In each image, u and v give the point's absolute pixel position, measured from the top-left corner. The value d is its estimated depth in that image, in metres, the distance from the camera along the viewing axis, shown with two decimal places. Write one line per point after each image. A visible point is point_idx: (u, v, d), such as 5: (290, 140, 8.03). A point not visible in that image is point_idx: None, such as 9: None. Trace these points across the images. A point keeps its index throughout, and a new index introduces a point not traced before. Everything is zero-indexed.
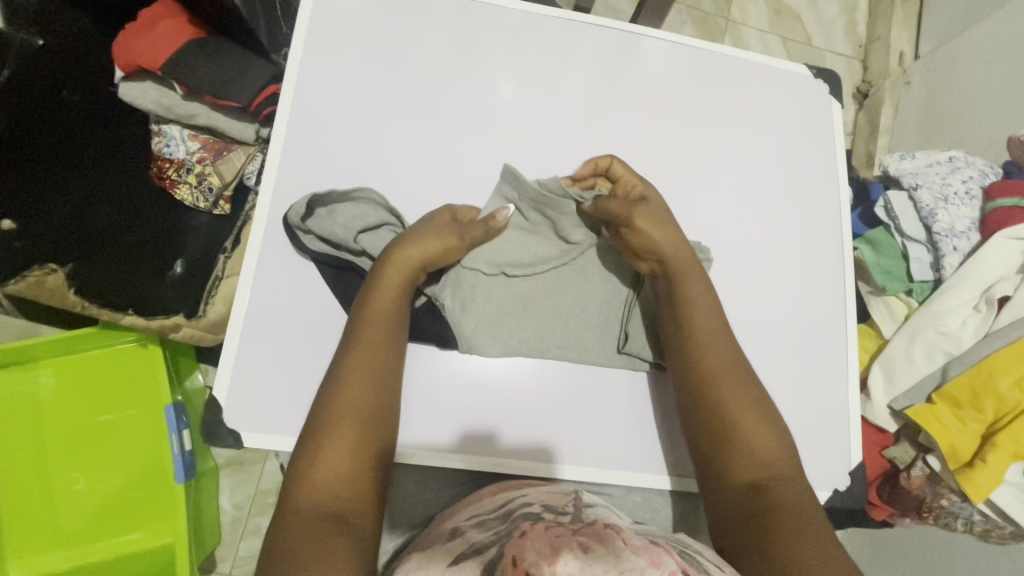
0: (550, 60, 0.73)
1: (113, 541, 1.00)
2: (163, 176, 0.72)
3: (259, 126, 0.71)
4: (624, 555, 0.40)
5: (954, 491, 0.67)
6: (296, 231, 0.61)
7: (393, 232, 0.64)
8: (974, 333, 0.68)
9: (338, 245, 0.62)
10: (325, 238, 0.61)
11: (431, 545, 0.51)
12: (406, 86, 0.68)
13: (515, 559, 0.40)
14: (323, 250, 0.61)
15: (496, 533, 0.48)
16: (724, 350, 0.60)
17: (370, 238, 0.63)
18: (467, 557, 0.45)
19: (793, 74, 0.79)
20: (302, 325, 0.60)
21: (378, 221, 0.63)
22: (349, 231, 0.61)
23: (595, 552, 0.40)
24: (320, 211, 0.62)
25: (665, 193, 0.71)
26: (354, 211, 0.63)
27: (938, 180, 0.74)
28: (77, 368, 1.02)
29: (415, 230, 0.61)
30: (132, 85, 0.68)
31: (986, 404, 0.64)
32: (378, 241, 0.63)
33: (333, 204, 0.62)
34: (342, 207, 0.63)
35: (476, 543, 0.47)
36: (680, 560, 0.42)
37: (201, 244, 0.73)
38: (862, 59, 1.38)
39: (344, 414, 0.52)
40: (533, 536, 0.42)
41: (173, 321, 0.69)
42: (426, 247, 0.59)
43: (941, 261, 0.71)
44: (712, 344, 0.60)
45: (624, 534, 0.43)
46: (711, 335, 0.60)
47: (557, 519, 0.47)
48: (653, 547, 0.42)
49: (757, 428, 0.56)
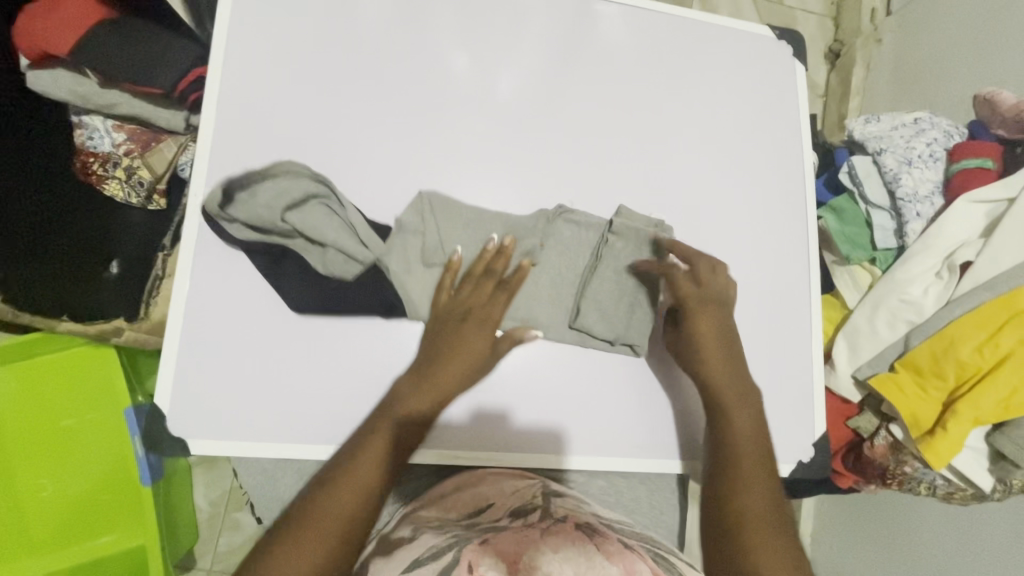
0: (499, 29, 0.69)
1: (86, 546, 0.99)
2: (88, 171, 0.66)
3: (188, 113, 0.66)
4: (597, 560, 0.42)
5: (918, 458, 0.66)
6: (219, 221, 0.58)
7: (321, 204, 0.60)
8: (936, 300, 0.67)
9: (266, 230, 0.59)
10: (251, 225, 0.59)
11: (389, 547, 0.50)
12: (344, 65, 0.64)
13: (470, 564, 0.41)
14: (252, 239, 0.59)
15: (455, 537, 0.48)
16: (745, 425, 0.61)
17: (298, 214, 0.59)
18: (423, 561, 0.45)
19: (756, 36, 0.75)
20: (245, 327, 0.57)
21: (303, 194, 0.60)
22: (272, 210, 0.59)
23: (565, 554, 0.42)
24: (239, 196, 0.59)
25: (626, 169, 0.68)
26: (276, 188, 0.60)
27: (903, 143, 0.72)
28: (32, 375, 0.98)
29: (451, 357, 0.59)
30: (42, 72, 0.62)
31: (947, 370, 0.63)
32: (307, 216, 0.60)
33: (253, 185, 0.60)
34: (262, 187, 0.60)
35: (435, 545, 0.46)
36: (653, 565, 0.44)
37: (136, 240, 0.67)
38: (834, 17, 1.35)
39: (322, 525, 0.48)
40: (492, 545, 0.44)
41: (113, 325, 0.65)
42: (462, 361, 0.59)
43: (905, 228, 0.70)
44: (737, 414, 0.62)
45: (598, 540, 0.45)
46: (742, 411, 0.62)
47: (525, 516, 0.50)
48: (626, 553, 0.44)
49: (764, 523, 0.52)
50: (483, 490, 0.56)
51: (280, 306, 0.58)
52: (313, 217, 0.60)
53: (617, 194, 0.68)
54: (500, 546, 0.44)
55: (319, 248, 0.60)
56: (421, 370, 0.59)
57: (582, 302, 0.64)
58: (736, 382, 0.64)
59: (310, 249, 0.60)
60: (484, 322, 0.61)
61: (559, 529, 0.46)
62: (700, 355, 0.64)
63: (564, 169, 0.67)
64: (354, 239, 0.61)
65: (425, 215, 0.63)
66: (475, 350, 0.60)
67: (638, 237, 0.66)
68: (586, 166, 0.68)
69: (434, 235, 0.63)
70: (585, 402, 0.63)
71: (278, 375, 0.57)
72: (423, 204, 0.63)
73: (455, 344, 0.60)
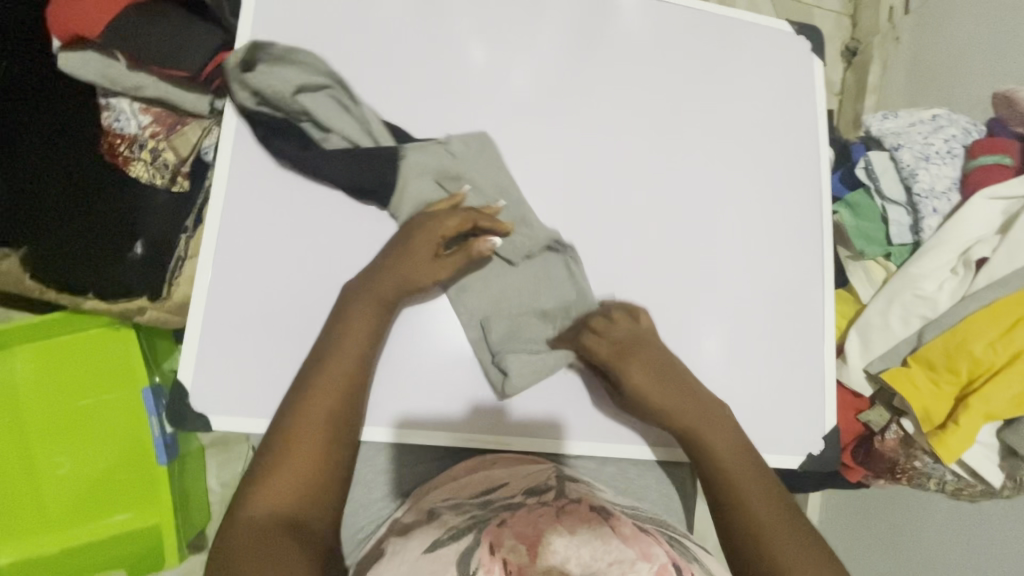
0: (519, 20, 0.69)
1: (101, 523, 1.01)
2: (115, 154, 0.67)
3: (214, 97, 0.67)
4: (613, 544, 0.42)
5: (928, 453, 0.67)
6: (231, 81, 0.61)
7: (333, 97, 0.63)
8: (951, 295, 0.67)
9: (274, 102, 0.61)
10: (259, 94, 0.61)
11: (411, 527, 0.52)
12: (367, 52, 0.65)
13: (492, 547, 0.42)
14: (256, 106, 0.61)
15: (473, 517, 0.49)
16: (724, 440, 0.60)
17: (309, 99, 0.62)
18: (444, 542, 0.46)
19: (775, 31, 0.75)
20: (267, 307, 0.59)
21: (320, 84, 0.62)
22: (287, 86, 0.61)
23: (582, 535, 0.43)
24: (259, 67, 0.61)
25: (643, 160, 0.69)
26: (295, 70, 0.62)
27: (920, 139, 0.72)
28: (53, 355, 1.00)
29: (399, 257, 0.59)
30: (72, 54, 0.63)
31: (960, 365, 0.63)
32: (317, 104, 0.62)
33: (277, 60, 0.62)
34: (281, 65, 0.62)
35: (454, 527, 0.48)
36: (670, 551, 0.44)
37: (160, 223, 0.69)
38: (851, 15, 1.35)
39: (300, 439, 0.52)
40: (510, 527, 0.45)
41: (138, 304, 0.69)
42: (405, 273, 0.59)
43: (920, 224, 0.70)
44: (712, 432, 0.60)
45: (613, 522, 0.46)
46: (717, 426, 0.60)
47: (541, 496, 0.51)
48: (642, 536, 0.45)
49: (761, 488, 0.57)
50: (496, 475, 0.57)
51: (300, 287, 0.60)
52: (322, 105, 0.62)
53: (632, 184, 0.68)
54: (516, 527, 0.45)
55: (320, 133, 0.63)
56: (371, 274, 0.59)
57: (491, 318, 0.62)
58: (703, 405, 0.61)
59: (311, 131, 0.62)
60: (436, 232, 0.60)
61: (573, 510, 0.47)
62: (640, 403, 0.61)
63: (580, 158, 0.68)
64: (361, 132, 0.63)
65: (467, 149, 0.65)
66: (421, 254, 0.59)
67: (644, 236, 0.67)
68: (602, 156, 0.68)
69: (454, 162, 0.64)
70: (597, 389, 0.64)
71: (298, 355, 0.58)
72: (479, 140, 0.65)
73: (403, 252, 0.59)
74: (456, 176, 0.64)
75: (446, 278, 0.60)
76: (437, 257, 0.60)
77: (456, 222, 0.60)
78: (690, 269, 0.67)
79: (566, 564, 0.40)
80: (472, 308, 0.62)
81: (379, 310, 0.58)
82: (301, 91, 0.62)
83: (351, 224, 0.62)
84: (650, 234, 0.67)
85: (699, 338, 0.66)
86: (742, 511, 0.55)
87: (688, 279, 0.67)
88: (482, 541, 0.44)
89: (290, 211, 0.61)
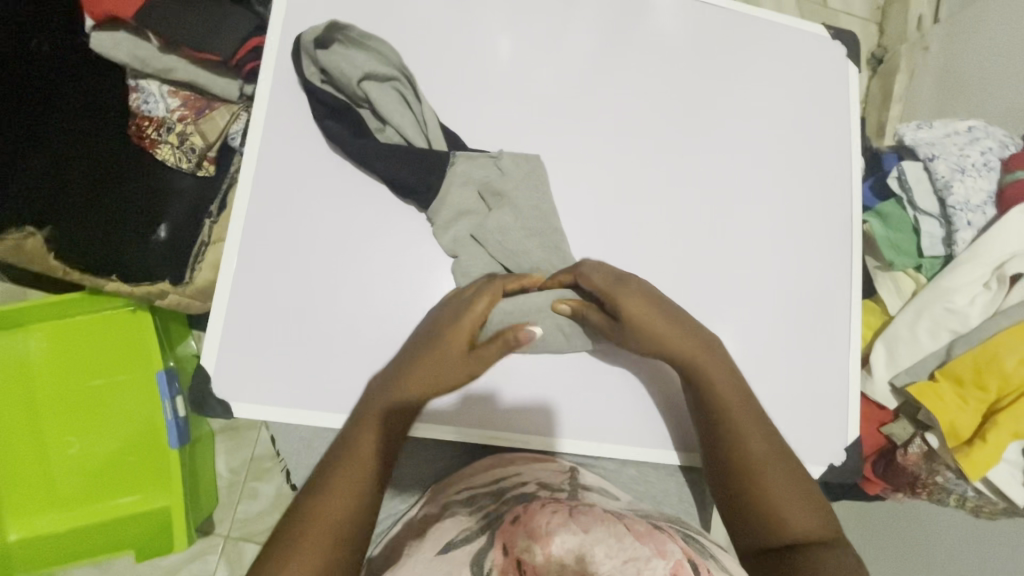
0: (552, 15, 0.68)
1: (110, 504, 1.01)
2: (142, 136, 0.69)
3: (243, 83, 0.66)
4: (629, 540, 0.40)
5: (951, 469, 0.66)
6: (304, 52, 0.61)
7: (397, 91, 0.62)
8: (982, 310, 0.67)
9: (339, 83, 0.61)
10: (327, 73, 0.61)
11: (422, 527, 0.52)
12: (399, 43, 0.64)
13: (506, 547, 0.41)
14: (320, 84, 0.61)
15: (486, 517, 0.48)
16: (725, 386, 0.58)
17: (374, 87, 0.62)
18: (457, 544, 0.46)
19: (809, 34, 0.74)
20: (292, 296, 0.58)
21: (387, 75, 0.62)
22: (355, 70, 0.60)
23: (596, 530, 0.41)
24: (334, 45, 0.61)
25: (672, 162, 0.68)
26: (367, 57, 0.62)
27: (956, 151, 0.71)
28: (67, 334, 1.00)
29: (433, 351, 0.56)
30: (105, 35, 0.64)
31: (989, 382, 0.64)
32: (381, 93, 0.62)
33: (353, 43, 0.62)
34: (355, 49, 0.62)
35: (466, 528, 0.48)
36: (685, 546, 0.43)
37: (185, 206, 0.70)
38: (878, 23, 1.33)
39: (320, 529, 0.47)
40: (523, 523, 0.43)
41: (159, 288, 0.68)
42: (424, 373, 0.56)
43: (954, 237, 0.69)
44: (711, 368, 0.59)
45: (629, 520, 0.44)
46: (716, 366, 0.59)
47: (554, 494, 0.51)
48: (657, 535, 0.43)
49: (786, 481, 0.55)
50: (517, 469, 0.57)
51: (327, 277, 0.59)
52: (386, 96, 0.62)
53: (662, 186, 0.67)
54: (530, 520, 0.44)
55: (378, 123, 0.63)
56: (389, 375, 0.56)
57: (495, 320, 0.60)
58: (702, 345, 0.59)
59: (369, 120, 0.63)
60: (459, 322, 0.56)
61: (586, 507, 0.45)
62: (643, 332, 0.58)
63: (610, 157, 0.67)
64: (417, 131, 0.62)
65: (516, 169, 0.63)
66: (456, 344, 0.56)
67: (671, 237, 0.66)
68: (632, 155, 0.67)
69: (500, 179, 0.62)
70: (619, 391, 0.63)
71: (323, 346, 0.58)
72: (530, 163, 0.63)
73: (434, 344, 0.56)
74: (500, 193, 0.62)
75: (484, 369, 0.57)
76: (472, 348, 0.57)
77: (486, 305, 0.57)
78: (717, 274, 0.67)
79: (578, 558, 0.38)
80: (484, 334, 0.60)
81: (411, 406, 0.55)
82: (368, 79, 0.61)
83: (378, 215, 0.61)
84: (678, 237, 0.67)
85: (724, 344, 0.65)
86: (745, 462, 0.56)
87: (715, 284, 0.67)
88: (497, 541, 0.43)
89: (318, 200, 0.60)
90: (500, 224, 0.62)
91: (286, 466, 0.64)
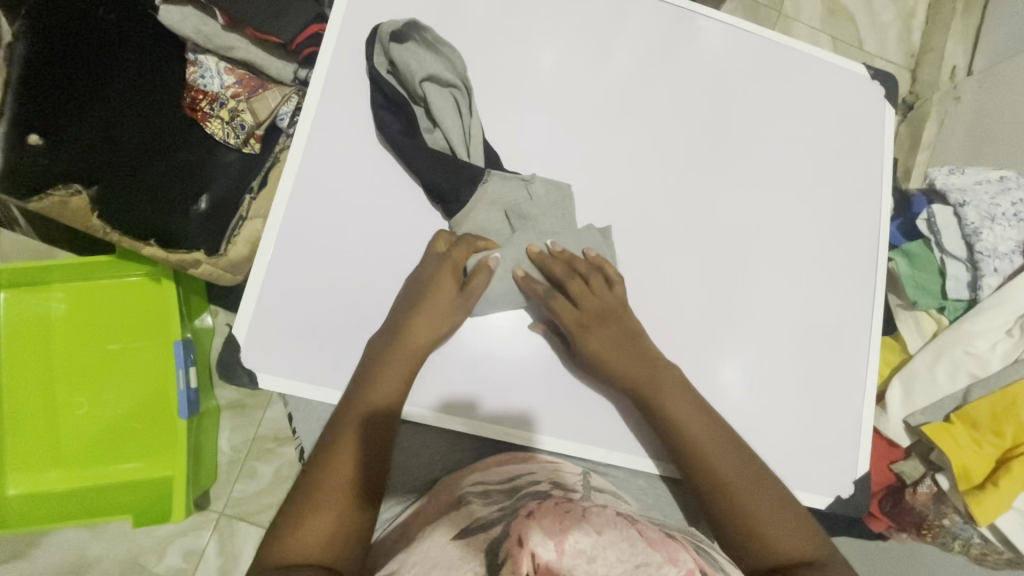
0: (602, 30, 0.70)
1: (112, 468, 1.02)
2: (196, 108, 0.71)
3: (299, 67, 0.70)
4: (640, 547, 0.41)
5: (958, 512, 0.68)
6: (379, 41, 0.63)
7: (456, 97, 0.64)
8: (1002, 356, 0.70)
9: (403, 78, 0.63)
10: (394, 65, 0.63)
11: (442, 512, 0.54)
12: (453, 42, 0.66)
13: (522, 539, 0.41)
14: (385, 73, 0.63)
15: (501, 509, 0.49)
16: (687, 416, 0.60)
17: (434, 89, 0.64)
18: (473, 531, 0.46)
19: (850, 72, 0.76)
20: (327, 276, 0.60)
21: (449, 80, 0.64)
22: (420, 71, 0.63)
23: (609, 536, 0.42)
24: (407, 42, 0.64)
25: (706, 182, 0.69)
26: (435, 58, 0.64)
27: (986, 199, 0.74)
28: (88, 296, 1.02)
29: (416, 307, 0.59)
30: (173, 8, 0.66)
31: (1005, 429, 0.67)
32: (440, 95, 0.64)
33: (426, 44, 0.64)
34: (425, 49, 0.64)
35: (482, 518, 0.48)
36: (696, 559, 0.43)
37: (228, 181, 0.73)
38: (911, 69, 1.34)
39: (325, 494, 0.52)
40: (541, 518, 0.44)
41: (194, 258, 0.68)
42: (407, 336, 0.58)
43: (980, 282, 0.72)
44: (668, 395, 0.60)
45: (640, 527, 0.45)
46: (676, 396, 0.60)
47: (566, 496, 0.52)
48: (669, 543, 0.44)
49: (776, 501, 0.57)
50: (530, 466, 0.59)
51: (362, 260, 0.61)
52: (439, 101, 0.63)
53: (694, 204, 0.69)
54: (543, 521, 0.44)
55: (429, 124, 0.64)
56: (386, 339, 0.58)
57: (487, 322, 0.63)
58: (659, 374, 0.61)
59: (421, 118, 0.64)
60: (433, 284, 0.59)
61: (597, 513, 0.46)
62: (602, 352, 0.61)
63: (647, 171, 0.68)
64: (462, 139, 0.63)
65: (547, 196, 0.64)
66: (442, 296, 0.59)
67: (698, 256, 0.68)
68: (670, 172, 0.69)
69: (529, 203, 0.64)
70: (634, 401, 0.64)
71: (353, 326, 0.60)
72: (560, 193, 0.65)
73: (425, 294, 0.59)
74: (525, 217, 0.63)
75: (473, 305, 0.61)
76: (461, 287, 0.60)
77: (468, 250, 0.61)
78: (742, 295, 0.68)
79: (591, 559, 0.39)
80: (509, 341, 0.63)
81: (411, 359, 0.58)
82: (430, 81, 0.64)
83: (417, 206, 0.63)
84: (707, 256, 0.68)
85: (739, 363, 0.66)
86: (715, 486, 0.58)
87: (738, 305, 0.67)
88: (512, 534, 0.43)
89: (360, 186, 0.62)
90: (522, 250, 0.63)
91: (300, 443, 0.64)
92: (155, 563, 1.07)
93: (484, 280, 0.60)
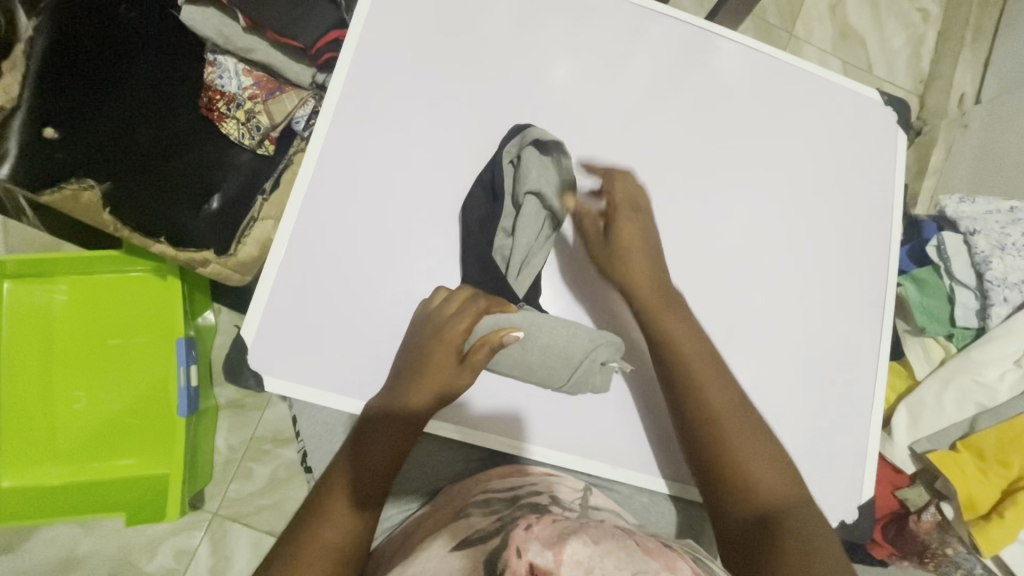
0: (619, 47, 0.71)
1: (107, 464, 1.01)
2: (212, 108, 0.72)
3: (316, 71, 0.71)
4: (639, 555, 0.39)
5: (961, 542, 0.72)
6: (552, 146, 0.65)
7: (546, 224, 0.64)
8: (1010, 387, 0.73)
9: (512, 173, 0.64)
10: (518, 159, 0.64)
11: (441, 524, 0.54)
12: (471, 54, 0.67)
13: (519, 549, 0.40)
14: (507, 161, 0.64)
15: (500, 519, 0.49)
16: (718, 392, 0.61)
17: (532, 206, 0.64)
18: (471, 543, 0.46)
19: (863, 97, 0.76)
20: (339, 282, 0.60)
21: (550, 209, 0.64)
22: (530, 182, 0.63)
23: (607, 546, 0.39)
24: (549, 155, 0.65)
25: (718, 200, 0.70)
26: (550, 180, 0.64)
27: (997, 228, 0.76)
28: (91, 290, 1.02)
29: (414, 371, 0.57)
30: (195, 9, 0.67)
31: (1012, 462, 0.70)
32: (531, 213, 0.63)
33: (557, 165, 0.65)
34: (551, 168, 0.65)
35: (482, 529, 0.48)
36: (695, 565, 0.41)
37: (240, 181, 0.73)
38: (919, 95, 1.35)
39: (315, 550, 0.52)
40: (539, 532, 0.42)
41: (203, 256, 0.69)
42: (407, 396, 0.57)
43: (989, 310, 0.74)
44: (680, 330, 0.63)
45: (639, 537, 0.43)
46: (710, 371, 0.62)
47: (562, 513, 0.50)
48: (669, 553, 0.41)
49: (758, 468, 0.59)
50: (538, 478, 0.59)
51: (375, 268, 0.61)
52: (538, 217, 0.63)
53: (705, 222, 0.69)
54: (538, 531, 0.42)
55: (509, 227, 0.64)
56: (388, 394, 0.58)
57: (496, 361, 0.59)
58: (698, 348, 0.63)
59: (506, 218, 0.64)
60: (434, 347, 0.57)
61: (596, 524, 0.43)
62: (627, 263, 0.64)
63: (660, 188, 0.69)
64: (523, 258, 0.63)
65: (589, 343, 0.59)
66: (441, 362, 0.57)
67: (708, 274, 0.68)
68: (682, 190, 0.69)
69: (564, 336, 0.59)
70: (638, 417, 0.64)
71: (362, 333, 0.60)
72: (609, 342, 0.60)
73: (422, 362, 0.57)
74: (554, 327, 0.59)
75: (474, 379, 0.58)
76: (461, 361, 0.57)
77: (470, 320, 0.57)
78: (751, 315, 0.68)
79: (588, 571, 0.36)
80: (511, 357, 0.59)
81: (410, 419, 0.57)
82: (534, 195, 0.64)
83: (430, 215, 0.63)
84: (717, 275, 0.68)
85: (745, 383, 0.66)
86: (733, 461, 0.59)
87: (746, 325, 0.67)
88: (509, 544, 0.41)
89: (375, 193, 0.62)
90: (539, 343, 0.58)
91: (303, 447, 0.64)
92: (146, 561, 1.05)
93: (483, 358, 0.57)
